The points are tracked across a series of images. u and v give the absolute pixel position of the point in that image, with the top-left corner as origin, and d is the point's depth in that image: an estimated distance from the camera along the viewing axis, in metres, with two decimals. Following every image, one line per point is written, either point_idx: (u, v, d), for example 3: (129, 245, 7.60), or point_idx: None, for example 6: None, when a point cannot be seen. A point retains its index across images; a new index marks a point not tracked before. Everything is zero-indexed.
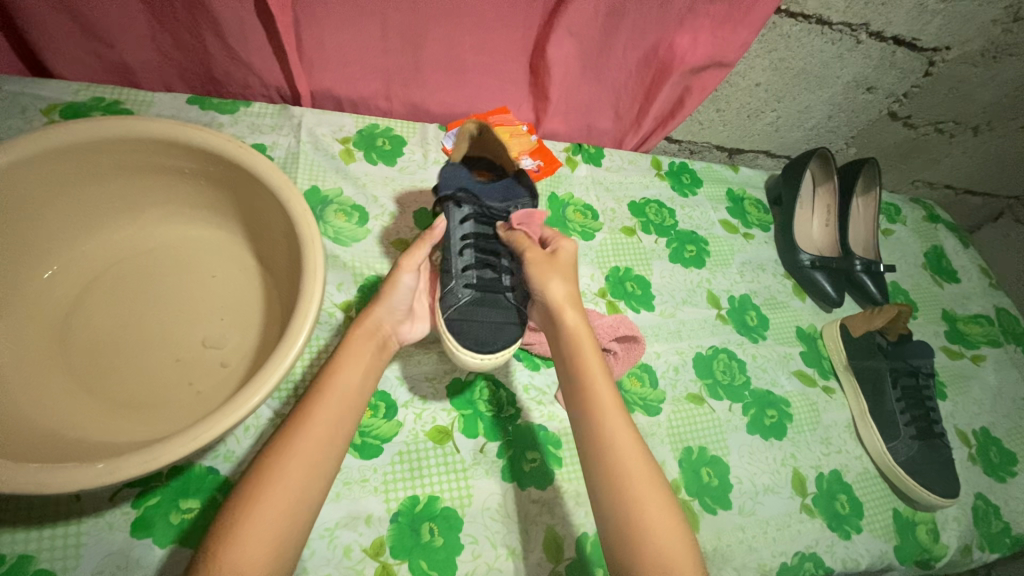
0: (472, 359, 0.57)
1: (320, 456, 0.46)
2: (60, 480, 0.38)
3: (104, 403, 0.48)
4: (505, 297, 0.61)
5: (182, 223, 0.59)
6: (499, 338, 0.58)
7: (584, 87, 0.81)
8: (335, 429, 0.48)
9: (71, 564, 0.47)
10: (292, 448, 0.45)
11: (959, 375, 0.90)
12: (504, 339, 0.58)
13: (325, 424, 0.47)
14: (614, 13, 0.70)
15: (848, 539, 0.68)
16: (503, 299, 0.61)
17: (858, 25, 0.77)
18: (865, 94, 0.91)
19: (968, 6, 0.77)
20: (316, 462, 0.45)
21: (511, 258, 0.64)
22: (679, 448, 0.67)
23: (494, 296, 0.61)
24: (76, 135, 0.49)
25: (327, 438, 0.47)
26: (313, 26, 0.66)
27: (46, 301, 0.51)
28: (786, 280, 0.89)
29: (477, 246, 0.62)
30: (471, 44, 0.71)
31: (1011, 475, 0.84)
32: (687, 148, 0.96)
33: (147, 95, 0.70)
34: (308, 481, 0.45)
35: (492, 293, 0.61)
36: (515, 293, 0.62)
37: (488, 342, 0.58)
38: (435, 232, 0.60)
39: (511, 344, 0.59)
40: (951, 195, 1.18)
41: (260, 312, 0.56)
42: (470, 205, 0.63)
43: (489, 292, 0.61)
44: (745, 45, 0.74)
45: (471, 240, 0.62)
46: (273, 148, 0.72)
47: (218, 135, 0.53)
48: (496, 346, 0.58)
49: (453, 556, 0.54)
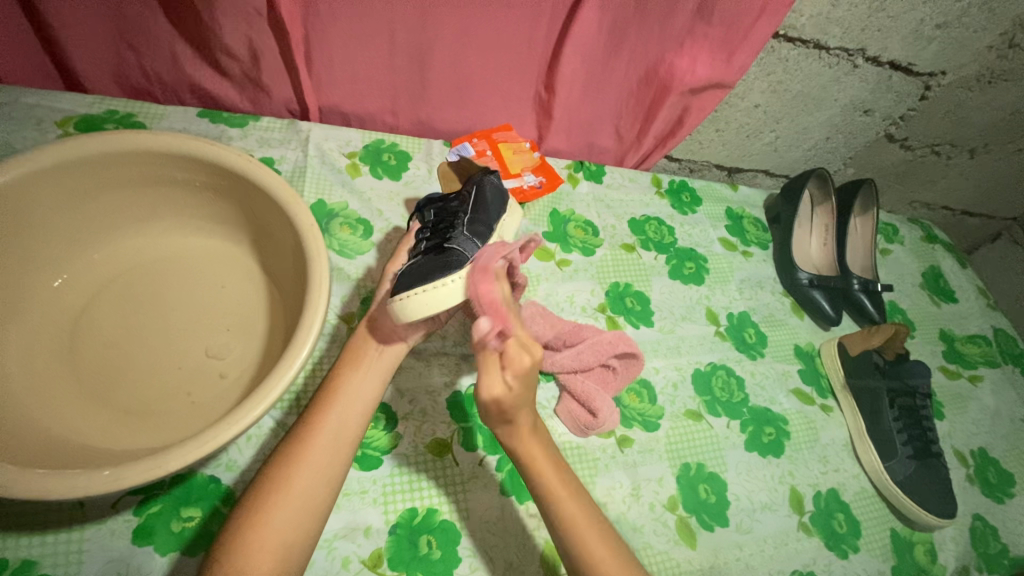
0: (394, 303, 0.52)
1: (328, 463, 0.47)
2: (66, 485, 0.39)
3: (110, 411, 0.49)
4: (443, 246, 0.56)
5: (191, 234, 0.60)
6: (422, 273, 0.52)
7: (586, 106, 0.82)
8: (335, 441, 0.48)
9: (72, 571, 0.47)
10: (300, 458, 0.46)
11: (957, 395, 0.91)
12: (431, 273, 0.52)
13: (327, 434, 0.48)
14: (616, 35, 0.72)
15: (845, 559, 0.68)
16: (440, 249, 0.56)
17: (855, 50, 0.79)
18: (862, 116, 0.92)
19: (962, 32, 0.79)
20: (319, 469, 0.46)
21: (457, 219, 0.60)
22: (678, 465, 0.67)
23: (434, 251, 0.56)
24: (91, 147, 0.50)
25: (332, 449, 0.48)
26: (323, 45, 0.68)
27: (56, 309, 0.52)
28: (785, 298, 0.90)
29: (428, 228, 0.62)
30: (477, 64, 0.73)
31: (1009, 496, 0.84)
32: (687, 166, 0.98)
33: (160, 108, 0.72)
34: (312, 488, 0.45)
35: (432, 249, 0.56)
36: (455, 241, 0.57)
37: (412, 282, 0.53)
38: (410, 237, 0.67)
39: (442, 277, 0.52)
40: (949, 216, 1.19)
41: (264, 325, 0.57)
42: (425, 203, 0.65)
43: (429, 249, 0.57)
44: (744, 67, 0.76)
45: (422, 227, 0.62)
46: (281, 161, 0.74)
47: (228, 150, 0.54)
48: (419, 282, 0.52)
49: (450, 569, 0.54)
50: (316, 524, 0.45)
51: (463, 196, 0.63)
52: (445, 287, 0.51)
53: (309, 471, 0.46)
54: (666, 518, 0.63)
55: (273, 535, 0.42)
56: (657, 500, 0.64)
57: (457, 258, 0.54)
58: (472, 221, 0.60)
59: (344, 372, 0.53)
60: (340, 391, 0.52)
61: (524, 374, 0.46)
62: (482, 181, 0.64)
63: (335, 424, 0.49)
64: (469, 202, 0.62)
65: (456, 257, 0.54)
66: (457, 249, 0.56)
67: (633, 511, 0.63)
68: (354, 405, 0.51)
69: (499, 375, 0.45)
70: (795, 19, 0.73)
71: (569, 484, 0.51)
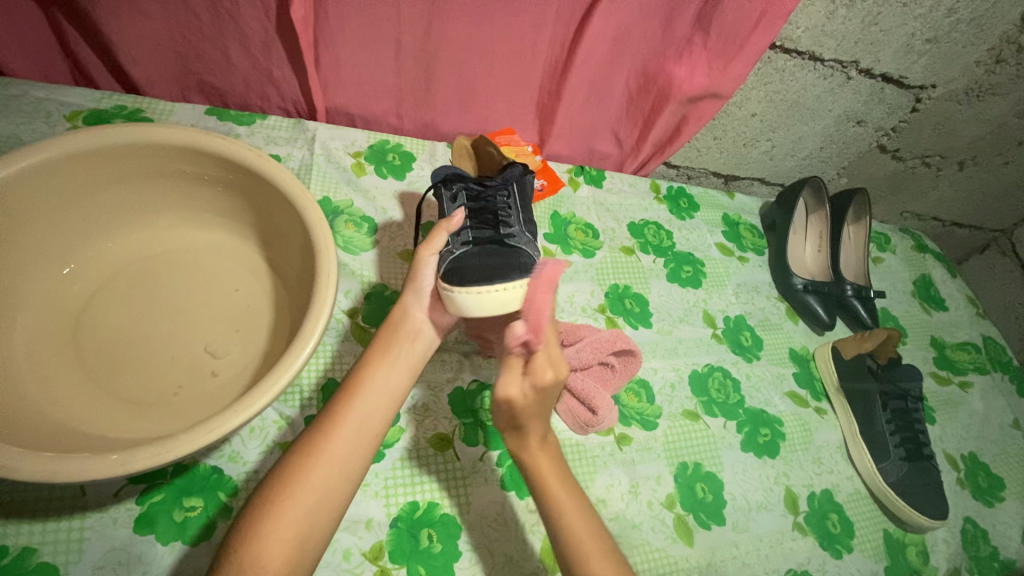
0: (470, 295, 0.53)
1: (348, 461, 0.46)
2: (72, 469, 0.39)
3: (114, 400, 0.49)
4: (505, 244, 0.59)
5: (197, 228, 0.61)
6: (496, 271, 0.54)
7: (587, 111, 0.84)
8: (360, 433, 0.48)
9: (73, 558, 0.47)
10: (319, 451, 0.46)
11: (948, 400, 0.92)
12: (507, 274, 0.54)
13: (355, 424, 0.48)
14: (618, 42, 0.74)
15: (839, 558, 0.69)
16: (503, 245, 0.59)
17: (849, 62, 0.81)
18: (855, 127, 0.95)
19: (952, 47, 0.82)
20: (339, 464, 0.46)
21: (508, 216, 0.63)
22: (675, 463, 0.68)
23: (494, 247, 0.59)
24: (102, 138, 0.51)
25: (353, 444, 0.47)
26: (331, 47, 0.69)
27: (63, 298, 0.53)
28: (780, 303, 0.91)
29: (470, 216, 0.62)
30: (482, 68, 0.75)
31: (999, 499, 0.85)
32: (685, 173, 1.00)
33: (168, 104, 0.73)
34: (333, 485, 0.45)
35: (490, 245, 0.59)
36: (517, 241, 0.61)
37: (484, 278, 0.54)
38: (454, 222, 0.60)
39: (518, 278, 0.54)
40: (939, 227, 1.22)
41: (268, 317, 0.57)
42: (459, 184, 0.65)
43: (489, 245, 0.59)
44: (738, 80, 0.77)
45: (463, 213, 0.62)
46: (287, 159, 0.75)
47: (238, 143, 0.55)
48: (496, 282, 0.54)
49: (451, 563, 0.55)
50: (331, 516, 0.44)
51: (510, 191, 0.66)
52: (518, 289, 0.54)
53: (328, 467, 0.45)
54: (664, 515, 0.64)
55: (291, 526, 0.42)
56: (655, 498, 0.65)
57: (525, 262, 0.57)
58: (523, 224, 0.64)
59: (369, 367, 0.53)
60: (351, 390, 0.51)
61: (543, 389, 0.49)
62: (524, 180, 0.67)
63: (358, 419, 0.49)
64: (515, 201, 0.66)
65: (524, 256, 0.58)
66: (523, 250, 0.59)
67: (631, 508, 0.63)
68: (379, 399, 0.50)
69: (519, 379, 0.49)
70: (792, 31, 0.76)
71: (569, 479, 0.51)
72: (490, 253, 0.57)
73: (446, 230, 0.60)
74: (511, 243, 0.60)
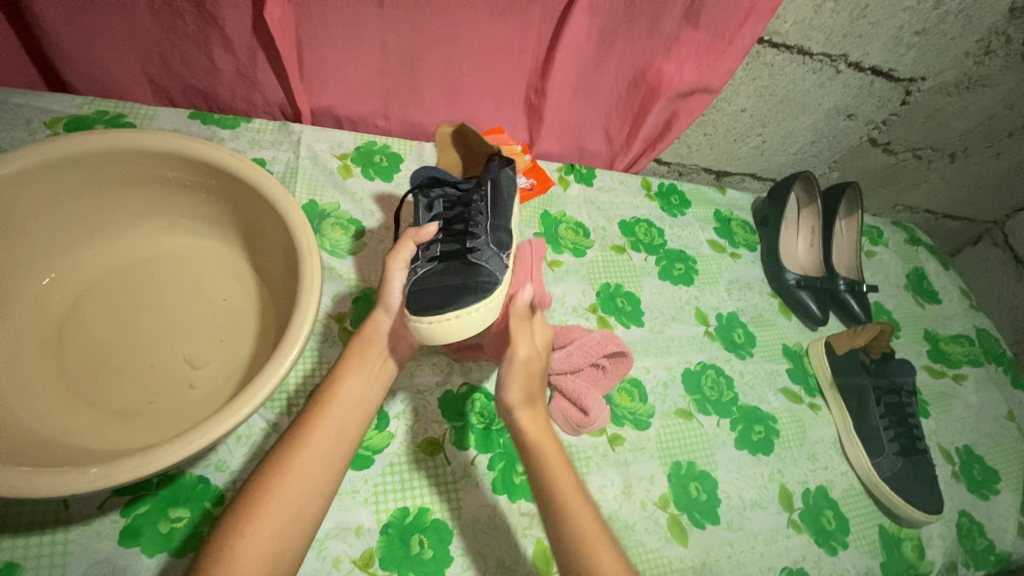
0: (424, 324, 0.50)
1: (319, 469, 0.46)
2: (51, 483, 0.38)
3: (96, 411, 0.48)
4: (470, 258, 0.56)
5: (181, 234, 0.60)
6: (457, 292, 0.52)
7: (576, 109, 0.83)
8: (334, 446, 0.48)
9: (57, 573, 0.46)
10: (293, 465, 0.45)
11: (942, 393, 0.92)
12: (461, 299, 0.51)
13: (326, 432, 0.48)
14: (605, 38, 0.73)
15: (834, 555, 0.69)
16: (466, 261, 0.56)
17: (837, 55, 0.81)
18: (845, 121, 0.94)
19: (941, 39, 0.82)
20: (313, 474, 0.46)
21: (479, 222, 0.60)
22: (669, 463, 0.68)
23: (456, 262, 0.56)
24: (81, 144, 0.50)
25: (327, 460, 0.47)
26: (314, 48, 0.68)
27: (44, 308, 0.52)
28: (773, 299, 0.91)
29: (444, 227, 0.60)
30: (468, 67, 0.74)
31: (994, 492, 0.85)
32: (676, 169, 0.99)
33: (150, 108, 0.72)
34: (306, 494, 0.45)
35: (453, 261, 0.56)
36: (481, 254, 0.57)
37: (443, 303, 0.51)
38: (423, 232, 0.59)
39: (472, 304, 0.52)
40: (931, 219, 1.22)
41: (254, 323, 0.57)
42: (437, 192, 0.62)
43: (452, 259, 0.56)
44: (729, 73, 0.77)
45: (438, 222, 0.60)
46: (272, 162, 0.74)
47: (220, 148, 0.54)
48: (451, 307, 0.51)
49: (443, 568, 0.54)
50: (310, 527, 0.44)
51: (486, 194, 0.62)
52: (470, 317, 0.52)
53: (298, 476, 0.45)
54: (657, 515, 0.64)
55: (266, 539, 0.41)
56: (649, 498, 0.64)
57: (484, 280, 0.55)
58: (494, 227, 0.60)
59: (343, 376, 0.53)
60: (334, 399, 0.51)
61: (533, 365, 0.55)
62: (502, 176, 0.64)
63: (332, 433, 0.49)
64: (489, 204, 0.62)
65: (487, 275, 0.55)
66: (484, 266, 0.56)
67: (624, 509, 0.63)
68: (351, 410, 0.51)
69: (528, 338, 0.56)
70: (779, 25, 0.75)
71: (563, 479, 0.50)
72: (446, 273, 0.55)
73: (414, 240, 0.58)
74: (474, 257, 0.57)
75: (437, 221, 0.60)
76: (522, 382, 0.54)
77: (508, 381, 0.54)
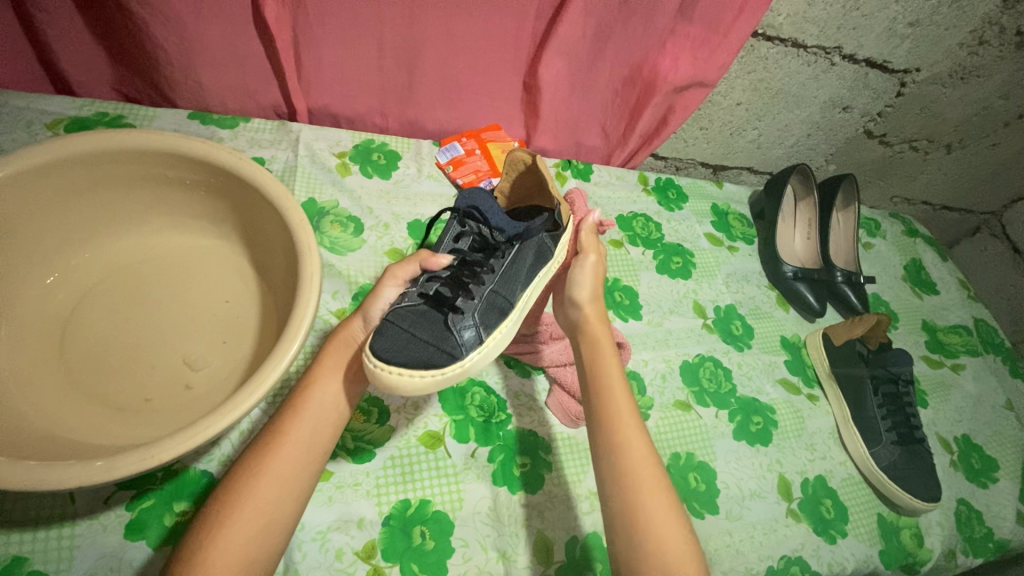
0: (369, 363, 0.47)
1: (293, 474, 0.46)
2: (57, 476, 0.39)
3: (101, 407, 0.49)
4: (446, 315, 0.53)
5: (182, 233, 0.61)
6: (405, 348, 0.49)
7: (572, 105, 0.84)
8: (309, 445, 0.48)
9: (64, 565, 0.47)
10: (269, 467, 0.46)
11: (941, 383, 0.93)
12: (404, 358, 0.48)
13: (302, 434, 0.48)
14: (600, 33, 0.73)
15: (833, 543, 0.69)
16: (444, 319, 0.52)
17: (831, 47, 0.81)
18: (841, 113, 0.94)
19: (934, 29, 0.82)
20: (290, 480, 0.46)
21: (482, 282, 0.56)
22: (667, 454, 0.68)
23: (437, 314, 0.53)
24: (82, 145, 0.51)
25: (304, 458, 0.48)
26: (311, 47, 0.68)
27: (48, 307, 0.53)
28: (770, 292, 0.92)
29: (457, 264, 0.58)
30: (464, 64, 0.74)
31: (993, 480, 0.85)
32: (673, 164, 1.00)
33: (150, 110, 0.72)
34: (280, 502, 0.45)
35: (435, 308, 0.53)
36: (461, 320, 0.53)
37: (394, 347, 0.48)
38: (433, 261, 0.57)
39: (411, 367, 0.48)
40: (929, 210, 1.22)
41: (255, 320, 0.57)
42: (472, 228, 0.59)
43: (436, 304, 0.53)
44: (724, 66, 0.78)
45: (454, 260, 0.58)
46: (271, 161, 0.75)
47: (219, 147, 0.55)
48: (392, 360, 0.47)
49: (444, 559, 0.55)
50: None
51: (509, 254, 0.58)
52: (411, 378, 0.48)
53: (271, 482, 0.45)
54: None
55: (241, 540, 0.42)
56: None
57: (442, 353, 0.50)
58: (493, 296, 0.56)
59: (321, 372, 0.52)
60: (321, 395, 0.51)
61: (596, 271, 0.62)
62: (537, 239, 0.59)
63: (309, 433, 0.49)
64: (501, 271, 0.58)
65: (447, 346, 0.51)
66: (455, 336, 0.52)
67: None
68: (324, 414, 0.50)
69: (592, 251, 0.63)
70: (773, 19, 0.76)
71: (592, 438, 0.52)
72: (414, 323, 0.51)
73: (419, 262, 0.59)
74: (451, 323, 0.52)
75: (454, 257, 0.58)
76: (590, 283, 0.61)
77: (578, 285, 0.61)
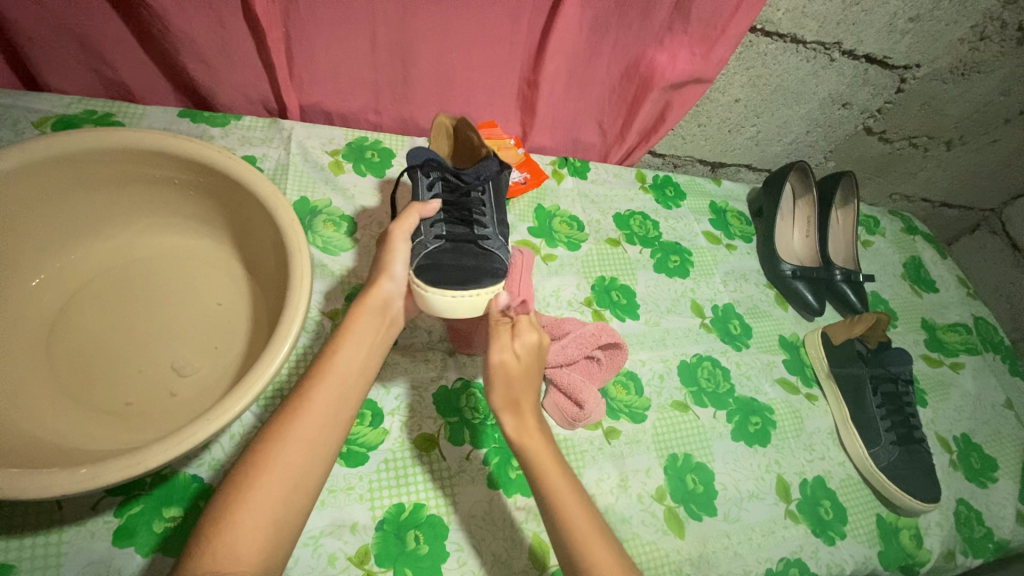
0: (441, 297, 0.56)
1: (318, 446, 0.45)
2: (38, 485, 0.37)
3: (88, 413, 0.48)
4: (481, 245, 0.61)
5: (172, 234, 0.60)
6: (473, 276, 0.57)
7: (568, 102, 0.83)
8: (331, 422, 0.46)
9: (51, 573, 0.46)
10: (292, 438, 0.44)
11: (940, 382, 0.92)
12: (479, 280, 0.57)
13: (324, 410, 0.47)
14: (596, 29, 0.72)
15: (832, 545, 0.69)
16: (477, 246, 0.61)
17: (831, 43, 0.80)
18: (840, 109, 0.94)
19: (935, 25, 0.81)
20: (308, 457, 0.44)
21: (483, 211, 0.63)
22: (665, 455, 0.68)
23: (468, 246, 0.60)
24: (65, 145, 0.49)
25: (323, 437, 0.45)
26: (303, 43, 0.67)
27: (33, 310, 0.52)
28: (769, 290, 0.91)
29: (445, 209, 0.62)
30: (459, 61, 0.73)
31: (992, 480, 0.85)
32: (671, 161, 0.99)
33: (139, 107, 0.71)
34: (298, 487, 0.42)
35: (463, 243, 0.60)
36: (489, 241, 0.62)
37: (459, 282, 0.56)
38: (429, 207, 0.59)
39: (487, 286, 0.57)
40: (929, 207, 1.21)
41: (246, 321, 0.56)
42: (438, 172, 0.63)
43: (461, 243, 0.60)
44: (723, 62, 0.77)
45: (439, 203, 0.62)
46: (263, 159, 0.73)
47: (208, 146, 0.54)
48: (469, 287, 0.56)
49: (438, 564, 0.54)
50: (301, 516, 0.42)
51: (485, 186, 0.64)
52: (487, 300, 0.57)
53: (294, 453, 0.43)
54: (654, 508, 0.63)
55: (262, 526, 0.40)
56: (645, 491, 0.64)
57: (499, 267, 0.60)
58: (498, 219, 0.64)
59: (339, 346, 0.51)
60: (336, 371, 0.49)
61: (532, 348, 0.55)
62: (500, 176, 0.65)
63: (330, 406, 0.47)
64: (490, 197, 0.65)
65: (499, 263, 0.60)
66: (495, 253, 0.61)
67: (620, 502, 0.63)
68: (347, 385, 0.49)
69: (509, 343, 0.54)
70: (772, 14, 0.74)
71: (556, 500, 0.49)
72: (454, 258, 0.58)
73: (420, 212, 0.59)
74: (485, 246, 0.61)
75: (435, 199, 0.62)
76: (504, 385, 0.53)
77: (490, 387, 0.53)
